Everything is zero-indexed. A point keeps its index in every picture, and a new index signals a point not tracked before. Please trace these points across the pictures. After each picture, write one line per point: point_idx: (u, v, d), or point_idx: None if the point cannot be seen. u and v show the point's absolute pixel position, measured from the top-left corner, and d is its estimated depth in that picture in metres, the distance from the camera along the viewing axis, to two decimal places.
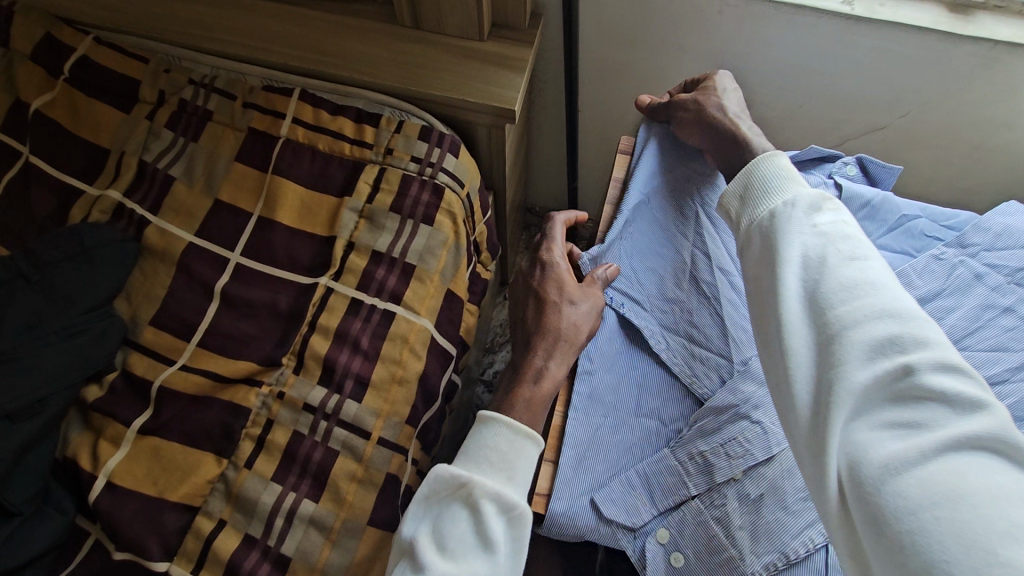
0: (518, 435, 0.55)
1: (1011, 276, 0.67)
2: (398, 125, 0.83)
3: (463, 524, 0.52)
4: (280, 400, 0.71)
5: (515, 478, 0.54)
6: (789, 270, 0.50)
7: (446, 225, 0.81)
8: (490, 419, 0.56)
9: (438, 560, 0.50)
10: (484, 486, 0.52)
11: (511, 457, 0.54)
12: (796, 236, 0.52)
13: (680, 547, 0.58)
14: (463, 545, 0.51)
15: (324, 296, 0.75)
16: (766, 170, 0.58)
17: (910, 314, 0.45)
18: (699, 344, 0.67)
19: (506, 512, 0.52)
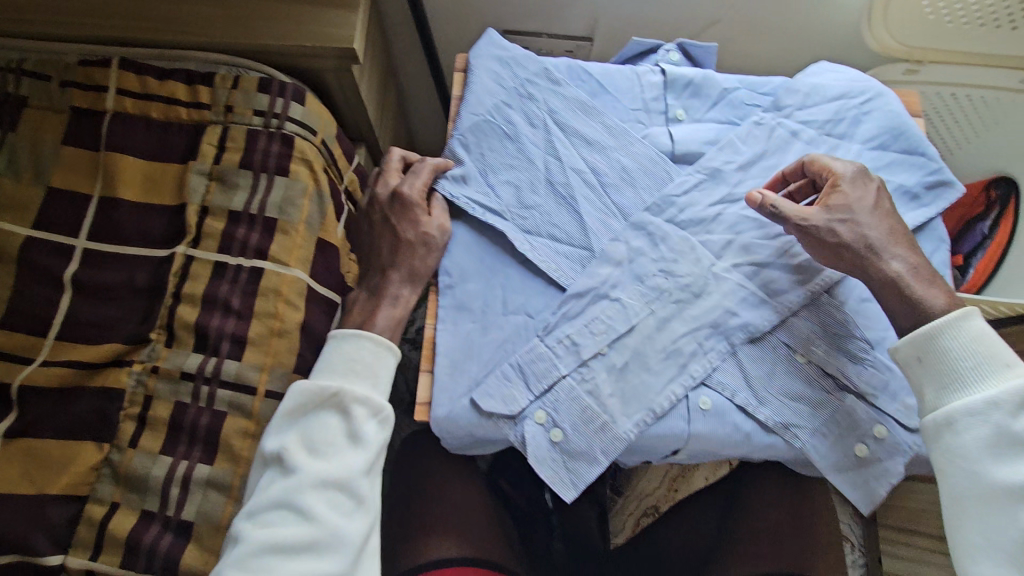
0: (381, 344, 0.62)
1: (820, 128, 0.74)
2: (234, 81, 0.81)
3: (334, 427, 0.59)
4: (156, 375, 0.69)
5: (379, 383, 0.62)
6: (964, 461, 0.54)
7: (303, 173, 0.79)
8: (354, 334, 0.62)
9: (309, 462, 0.57)
10: (353, 393, 0.59)
11: (375, 365, 0.62)
12: (1007, 441, 0.53)
13: (559, 424, 0.61)
14: (335, 445, 0.58)
15: (185, 264, 0.73)
16: (955, 346, 0.56)
17: None
18: (561, 243, 0.68)
19: (375, 414, 0.60)
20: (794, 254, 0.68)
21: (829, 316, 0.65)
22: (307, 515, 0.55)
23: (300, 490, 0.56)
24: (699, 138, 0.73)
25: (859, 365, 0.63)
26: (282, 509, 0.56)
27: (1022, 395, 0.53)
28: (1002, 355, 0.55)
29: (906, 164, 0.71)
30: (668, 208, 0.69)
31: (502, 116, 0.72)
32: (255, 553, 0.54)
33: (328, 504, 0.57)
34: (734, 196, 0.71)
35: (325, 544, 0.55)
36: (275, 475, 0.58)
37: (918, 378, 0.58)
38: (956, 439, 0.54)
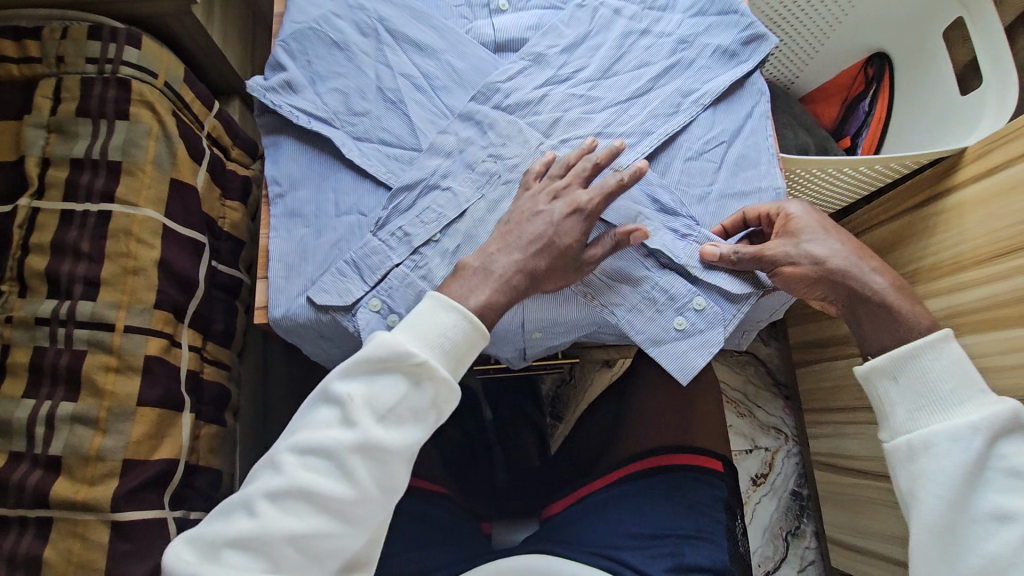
0: (475, 334, 0.55)
1: (642, 4, 0.75)
2: (62, 31, 0.79)
3: (402, 393, 0.53)
4: (11, 324, 0.69)
5: (456, 368, 0.56)
6: (946, 467, 0.55)
7: (145, 115, 0.79)
8: (452, 305, 0.55)
9: (368, 425, 0.52)
10: (436, 369, 0.53)
11: (464, 348, 0.55)
12: (976, 473, 0.55)
13: (396, 310, 0.62)
14: (398, 416, 0.53)
15: (30, 216, 0.73)
16: (941, 368, 0.57)
17: None
18: (392, 146, 0.69)
19: (439, 400, 0.54)
20: (619, 125, 0.70)
21: (658, 198, 0.67)
22: (344, 477, 0.51)
23: (353, 450, 0.51)
24: (521, 25, 0.74)
25: (684, 240, 0.66)
26: (328, 462, 0.52)
27: (979, 410, 0.56)
28: (966, 371, 0.57)
29: (722, 25, 0.73)
30: (493, 95, 0.70)
31: (330, 27, 0.71)
32: (280, 491, 0.51)
33: (368, 472, 0.52)
34: (559, 77, 0.71)
35: (349, 511, 0.52)
36: (332, 421, 0.53)
37: (900, 396, 0.59)
38: (930, 462, 0.56)
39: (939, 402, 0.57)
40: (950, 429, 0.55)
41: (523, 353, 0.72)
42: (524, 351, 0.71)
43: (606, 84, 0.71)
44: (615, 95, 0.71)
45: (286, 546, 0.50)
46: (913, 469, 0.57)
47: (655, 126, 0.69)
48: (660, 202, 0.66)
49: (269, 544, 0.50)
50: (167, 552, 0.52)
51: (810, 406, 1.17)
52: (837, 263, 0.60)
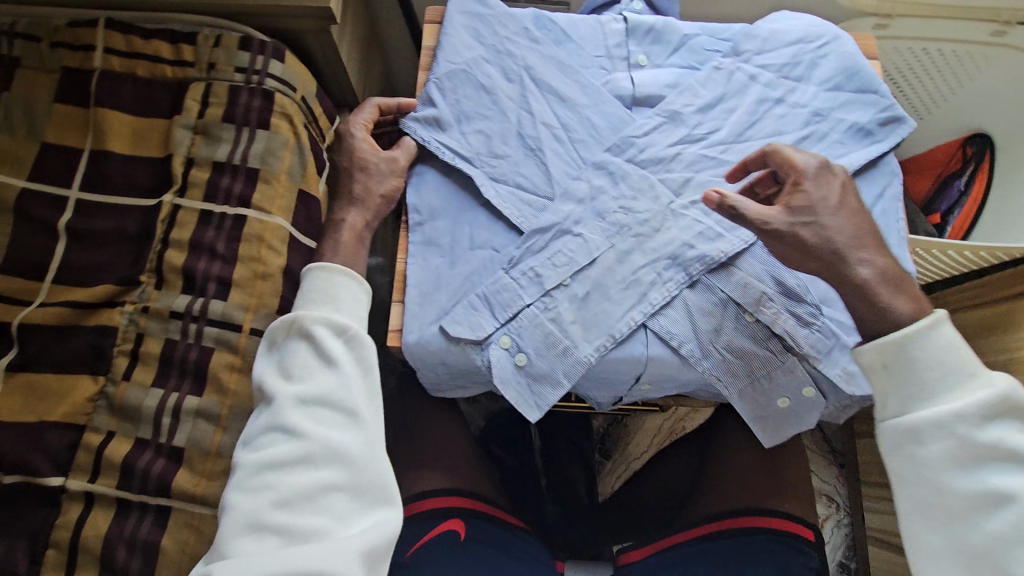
0: (333, 272, 0.63)
1: (777, 72, 0.76)
2: (216, 40, 0.84)
3: (303, 351, 0.61)
4: (146, 314, 0.73)
5: (342, 306, 0.63)
6: (955, 489, 0.55)
7: (284, 127, 0.83)
8: (307, 271, 0.65)
9: (287, 386, 0.60)
10: (312, 316, 0.61)
11: (333, 293, 0.63)
12: (971, 446, 0.54)
13: (523, 348, 0.65)
14: (309, 368, 0.61)
15: (172, 213, 0.77)
16: (926, 345, 0.56)
17: None
18: (526, 192, 0.71)
19: (339, 333, 0.62)
20: (749, 191, 0.71)
21: (782, 280, 0.67)
22: (292, 432, 0.58)
23: (285, 410, 0.59)
24: (659, 82, 0.75)
25: (806, 328, 0.66)
26: (273, 431, 0.59)
27: (1001, 429, 0.54)
28: (968, 365, 0.56)
29: (860, 103, 0.74)
30: (629, 148, 0.72)
31: (478, 71, 0.75)
32: (257, 473, 0.58)
33: (314, 420, 0.59)
34: (693, 137, 0.73)
35: (316, 456, 0.58)
36: (262, 407, 0.61)
37: (880, 387, 0.58)
38: (923, 475, 0.56)
39: (926, 394, 0.56)
40: (972, 437, 0.54)
41: (617, 399, 0.73)
42: (621, 397, 0.73)
43: (739, 149, 0.73)
44: None
45: (281, 509, 0.56)
46: (904, 482, 0.57)
47: None
48: (784, 283, 0.67)
49: (259, 514, 0.56)
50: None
51: (869, 477, 1.16)
52: (839, 242, 0.60)
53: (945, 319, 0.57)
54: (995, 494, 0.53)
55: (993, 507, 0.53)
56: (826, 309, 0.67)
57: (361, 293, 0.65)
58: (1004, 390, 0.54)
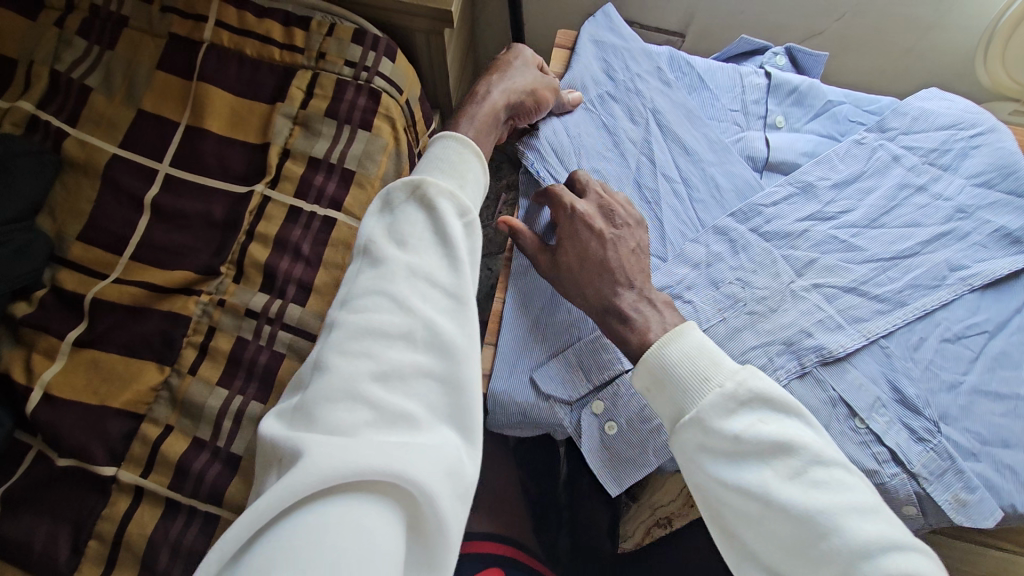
0: (467, 149, 0.57)
1: (925, 156, 0.70)
2: (330, 28, 0.79)
3: (419, 220, 0.52)
4: (221, 308, 0.70)
5: (466, 187, 0.56)
6: (732, 500, 0.47)
7: (385, 130, 0.78)
8: (441, 137, 0.59)
9: (399, 253, 0.49)
10: (438, 185, 0.53)
11: (460, 169, 0.56)
12: (730, 447, 0.48)
13: (613, 416, 0.61)
14: (422, 237, 0.51)
15: (261, 205, 0.74)
16: (675, 356, 0.52)
17: (880, 547, 0.43)
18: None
19: (460, 214, 0.53)
20: (877, 283, 0.64)
21: (901, 387, 0.61)
22: (402, 301, 0.47)
23: (394, 276, 0.48)
24: (797, 149, 0.72)
25: (921, 444, 0.58)
26: (377, 296, 0.47)
27: (751, 416, 0.49)
28: (719, 363, 0.51)
29: (1011, 206, 0.67)
30: (754, 217, 0.67)
31: (603, 109, 0.72)
32: (350, 335, 0.46)
33: (422, 293, 0.48)
34: (824, 214, 0.68)
35: (419, 337, 0.47)
36: (362, 267, 0.50)
37: (657, 407, 0.54)
38: (713, 498, 0.48)
39: (683, 407, 0.51)
40: (727, 469, 0.48)
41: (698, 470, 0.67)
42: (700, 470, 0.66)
43: (872, 236, 0.66)
44: (880, 250, 0.66)
45: (374, 387, 0.44)
46: (709, 509, 0.49)
47: (911, 297, 0.64)
48: (902, 392, 0.61)
49: (352, 387, 0.43)
50: (261, 434, 0.45)
51: None
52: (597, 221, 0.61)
53: (693, 326, 0.54)
54: (773, 514, 0.45)
55: (785, 530, 0.45)
56: (947, 428, 0.60)
57: (484, 183, 0.58)
58: (743, 379, 0.50)
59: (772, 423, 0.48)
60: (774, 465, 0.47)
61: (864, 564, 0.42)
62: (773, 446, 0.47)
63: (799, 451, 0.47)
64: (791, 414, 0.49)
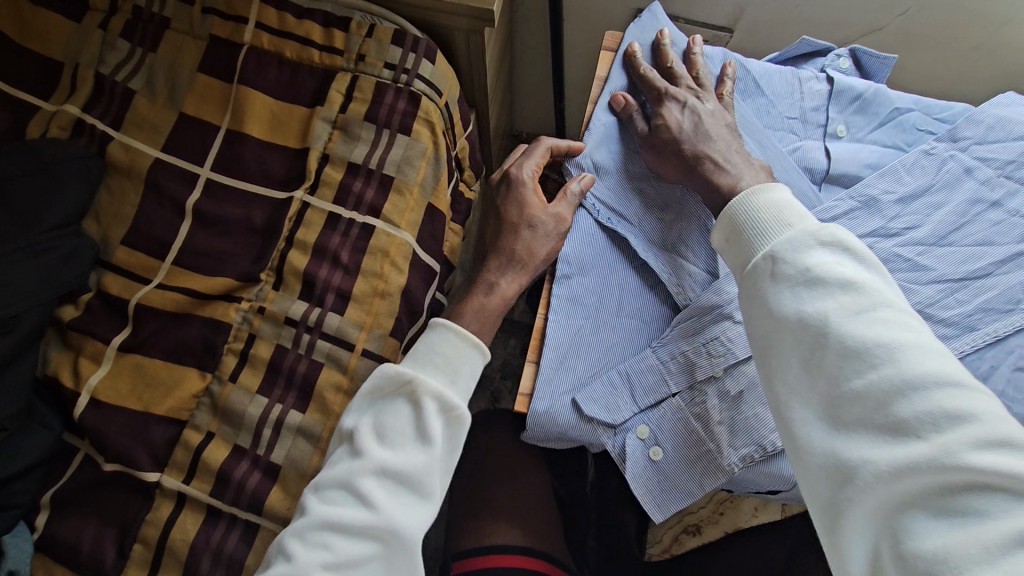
0: (465, 344, 0.59)
1: (1000, 169, 0.65)
2: (369, 29, 0.77)
3: (404, 416, 0.57)
4: (261, 315, 0.70)
5: (456, 381, 0.59)
6: (787, 328, 0.48)
7: (425, 135, 0.76)
8: (441, 324, 0.61)
9: (377, 449, 0.56)
10: (427, 383, 0.57)
11: (452, 358, 0.59)
12: (802, 281, 0.48)
13: (660, 442, 0.60)
14: (403, 437, 0.56)
15: (300, 211, 0.73)
16: (756, 208, 0.54)
17: (932, 382, 0.42)
18: (685, 261, 0.64)
19: (444, 411, 0.57)
20: (944, 306, 0.60)
21: None
22: (365, 500, 0.54)
23: (363, 474, 0.55)
24: (859, 160, 0.68)
25: None
26: (346, 491, 0.55)
27: (828, 256, 0.48)
28: (804, 216, 0.52)
29: None
30: None
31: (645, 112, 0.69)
32: (317, 528, 0.54)
33: (387, 491, 0.55)
34: (887, 231, 0.64)
35: (377, 533, 0.54)
36: (343, 456, 0.58)
37: (730, 256, 0.55)
38: (770, 328, 0.49)
39: (757, 246, 0.52)
40: (795, 298, 0.48)
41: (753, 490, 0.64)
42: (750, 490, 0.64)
43: (941, 254, 0.62)
44: (948, 271, 0.62)
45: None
46: (761, 342, 0.50)
47: (980, 322, 0.60)
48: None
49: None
50: None
51: None
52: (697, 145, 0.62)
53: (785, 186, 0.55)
54: (830, 343, 0.45)
55: (838, 358, 0.45)
56: None
57: (477, 374, 0.60)
58: (828, 223, 0.50)
59: (848, 266, 0.48)
60: (841, 297, 0.46)
61: (909, 393, 0.42)
62: (841, 281, 0.47)
63: (870, 291, 0.46)
64: (869, 264, 0.48)
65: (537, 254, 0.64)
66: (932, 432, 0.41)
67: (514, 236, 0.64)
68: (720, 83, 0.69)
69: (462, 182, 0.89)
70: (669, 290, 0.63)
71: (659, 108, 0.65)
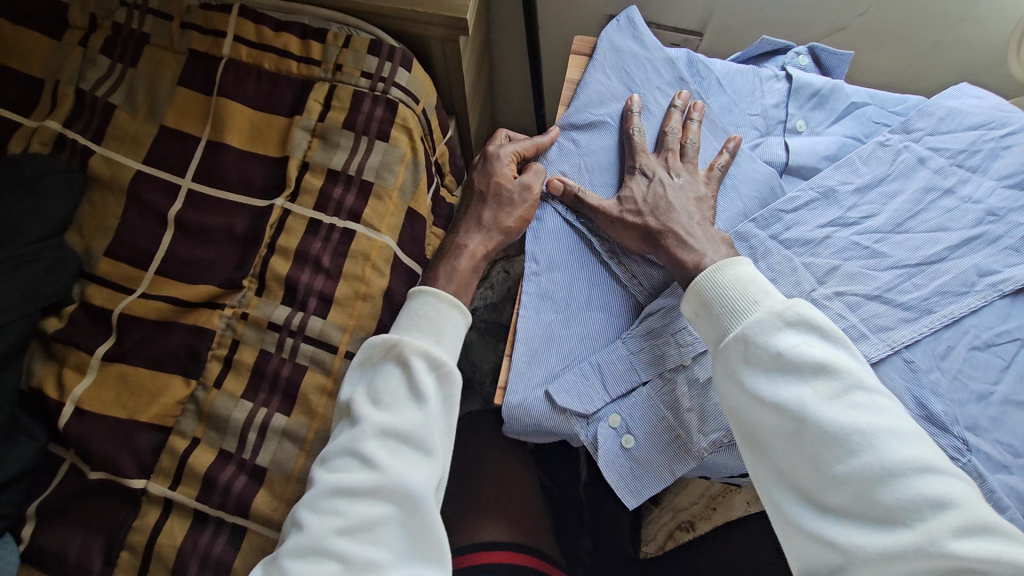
0: (443, 302, 0.61)
1: (952, 158, 0.67)
2: (346, 39, 0.79)
3: (396, 379, 0.58)
4: (244, 321, 0.71)
5: (443, 338, 0.60)
6: (769, 415, 0.50)
7: (402, 141, 0.78)
8: (420, 292, 0.63)
9: (373, 412, 0.57)
10: (413, 344, 0.58)
11: (436, 318, 0.61)
12: (777, 367, 0.50)
13: (631, 430, 0.61)
14: (397, 398, 0.57)
15: (282, 218, 0.74)
16: (721, 284, 0.55)
17: (907, 467, 0.45)
18: (655, 270, 0.66)
19: (434, 368, 0.59)
20: (902, 290, 0.62)
21: (928, 403, 0.58)
22: (367, 461, 0.55)
23: (364, 438, 0.56)
24: (818, 152, 0.71)
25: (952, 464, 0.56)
26: (349, 457, 0.56)
27: (798, 339, 0.51)
28: (770, 293, 0.54)
29: None
30: (774, 224, 0.66)
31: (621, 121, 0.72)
32: (327, 496, 0.55)
33: (390, 452, 0.56)
34: (846, 219, 0.66)
35: (387, 493, 0.54)
36: (343, 427, 0.59)
37: (702, 331, 0.57)
38: (752, 413, 0.51)
39: (728, 327, 0.54)
40: (772, 384, 0.50)
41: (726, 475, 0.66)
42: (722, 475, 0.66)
43: (898, 240, 0.65)
44: (905, 256, 0.64)
45: (342, 540, 0.53)
46: (745, 429, 0.52)
47: (938, 304, 0.62)
48: (931, 408, 0.58)
49: (320, 544, 0.53)
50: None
51: None
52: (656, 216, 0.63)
53: (746, 258, 0.57)
54: (810, 432, 0.48)
55: (818, 446, 0.48)
56: (976, 441, 0.57)
57: (463, 331, 0.62)
58: (793, 304, 0.52)
59: (818, 348, 0.50)
60: (814, 385, 0.49)
61: (889, 480, 0.45)
62: (814, 368, 0.49)
63: (841, 376, 0.49)
64: (835, 342, 0.51)
65: (504, 223, 0.67)
66: (915, 519, 0.44)
67: (484, 205, 0.68)
68: (686, 126, 0.70)
69: (443, 187, 0.90)
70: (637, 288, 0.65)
71: (629, 178, 0.66)
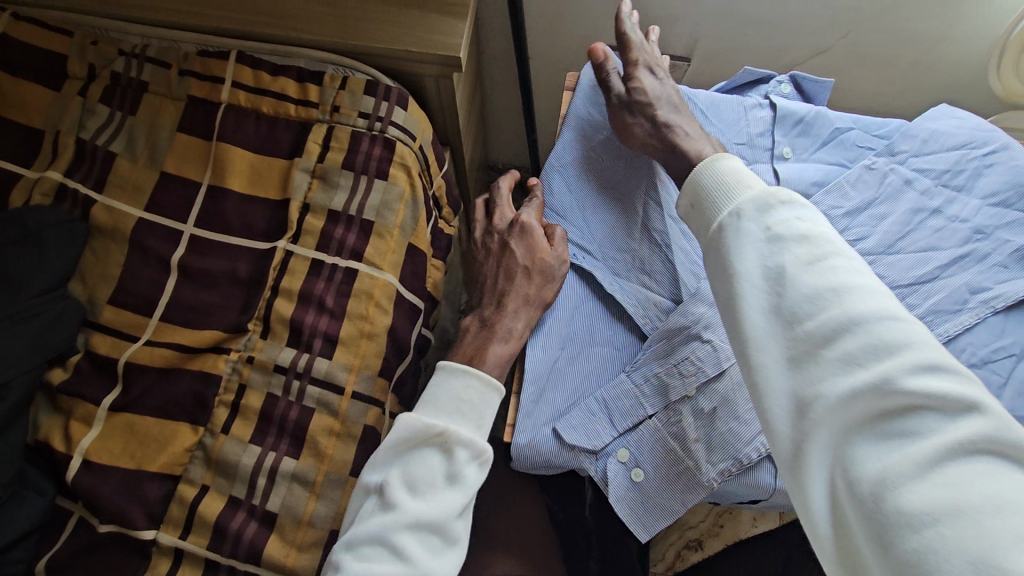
0: (490, 390, 0.60)
1: (937, 179, 0.69)
2: (342, 81, 0.80)
3: (434, 468, 0.58)
4: (250, 364, 0.71)
5: (483, 425, 0.60)
6: (747, 278, 0.49)
7: (401, 178, 0.79)
8: (464, 371, 0.61)
9: (410, 501, 0.57)
10: (459, 435, 0.58)
11: (479, 406, 0.60)
12: (761, 236, 0.50)
13: (640, 463, 0.62)
14: (434, 487, 0.57)
15: (284, 260, 0.75)
16: (714, 177, 0.57)
17: (871, 318, 0.44)
18: (650, 291, 0.68)
19: (475, 458, 0.58)
20: None
21: None
22: (400, 556, 0.55)
23: (399, 529, 0.55)
24: (806, 178, 0.72)
25: None
26: (381, 546, 0.56)
27: (784, 213, 0.51)
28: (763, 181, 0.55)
29: None
30: None
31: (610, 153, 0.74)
32: None
33: (421, 543, 0.56)
34: None
35: None
36: (372, 509, 0.58)
37: (694, 224, 0.58)
38: (731, 279, 0.50)
39: (722, 210, 0.54)
40: (755, 252, 0.50)
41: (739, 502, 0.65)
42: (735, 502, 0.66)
43: (889, 262, 0.66)
44: (897, 277, 0.65)
45: None
46: (719, 299, 0.52)
47: (932, 323, 0.63)
48: None
49: None
50: None
51: None
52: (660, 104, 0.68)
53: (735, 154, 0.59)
54: (785, 290, 0.47)
55: (791, 303, 0.47)
56: None
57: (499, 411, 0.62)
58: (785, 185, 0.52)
59: (800, 220, 0.50)
60: (793, 250, 0.48)
61: (853, 330, 0.44)
62: (795, 236, 0.49)
63: (819, 243, 0.48)
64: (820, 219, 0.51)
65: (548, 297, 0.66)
66: (875, 363, 0.43)
67: (528, 281, 0.66)
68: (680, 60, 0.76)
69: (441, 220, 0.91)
70: (635, 320, 0.66)
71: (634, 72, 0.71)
